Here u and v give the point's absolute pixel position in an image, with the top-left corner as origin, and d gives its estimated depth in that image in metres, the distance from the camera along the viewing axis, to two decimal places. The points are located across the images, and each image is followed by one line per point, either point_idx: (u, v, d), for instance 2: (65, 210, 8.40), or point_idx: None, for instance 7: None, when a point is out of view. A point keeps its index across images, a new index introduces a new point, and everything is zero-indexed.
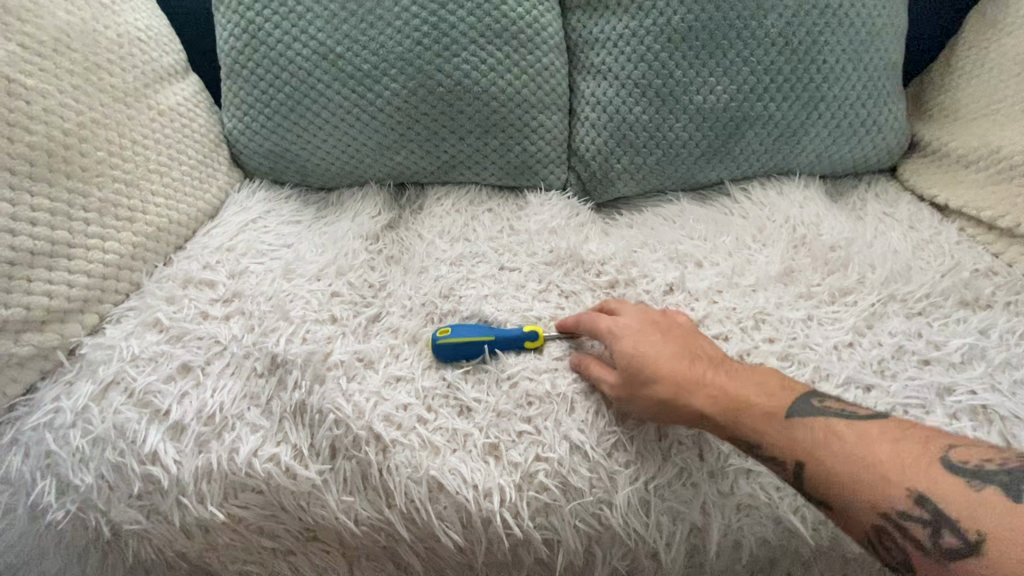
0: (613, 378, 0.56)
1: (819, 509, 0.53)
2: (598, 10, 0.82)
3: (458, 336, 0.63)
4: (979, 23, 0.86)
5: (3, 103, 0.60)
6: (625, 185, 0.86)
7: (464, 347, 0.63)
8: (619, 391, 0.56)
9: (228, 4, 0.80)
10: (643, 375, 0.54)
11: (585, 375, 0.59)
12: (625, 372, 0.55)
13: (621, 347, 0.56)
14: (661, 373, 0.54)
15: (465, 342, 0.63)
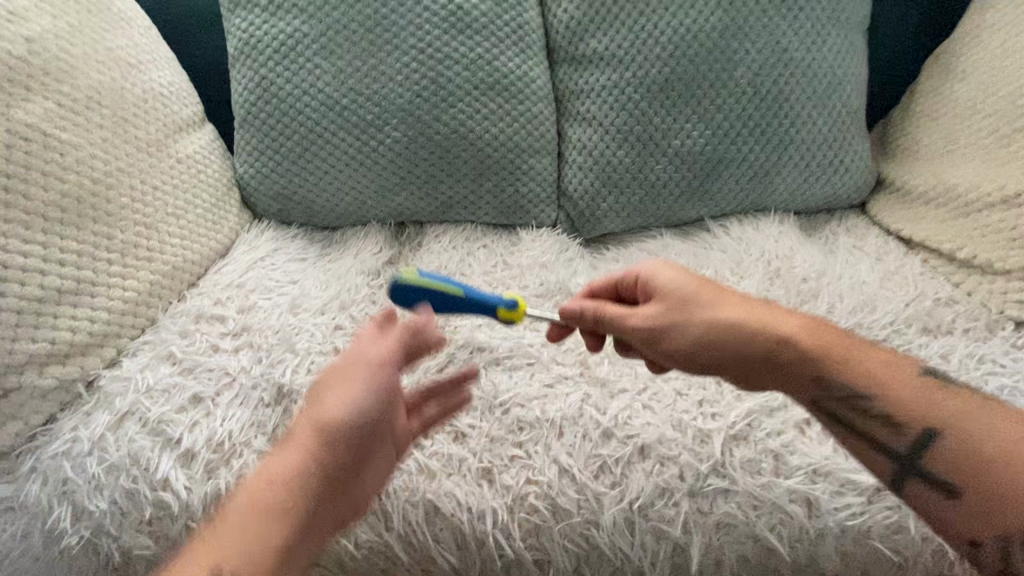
0: (653, 326, 0.57)
1: (794, 527, 0.57)
2: (582, 64, 0.89)
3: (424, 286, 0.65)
4: (931, 70, 0.93)
5: (39, 156, 0.66)
6: (611, 223, 0.91)
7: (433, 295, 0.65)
8: (659, 340, 0.57)
9: (243, 61, 0.87)
10: (697, 327, 0.55)
11: (602, 322, 0.59)
12: (680, 321, 0.56)
13: (676, 300, 0.57)
14: (725, 324, 0.55)
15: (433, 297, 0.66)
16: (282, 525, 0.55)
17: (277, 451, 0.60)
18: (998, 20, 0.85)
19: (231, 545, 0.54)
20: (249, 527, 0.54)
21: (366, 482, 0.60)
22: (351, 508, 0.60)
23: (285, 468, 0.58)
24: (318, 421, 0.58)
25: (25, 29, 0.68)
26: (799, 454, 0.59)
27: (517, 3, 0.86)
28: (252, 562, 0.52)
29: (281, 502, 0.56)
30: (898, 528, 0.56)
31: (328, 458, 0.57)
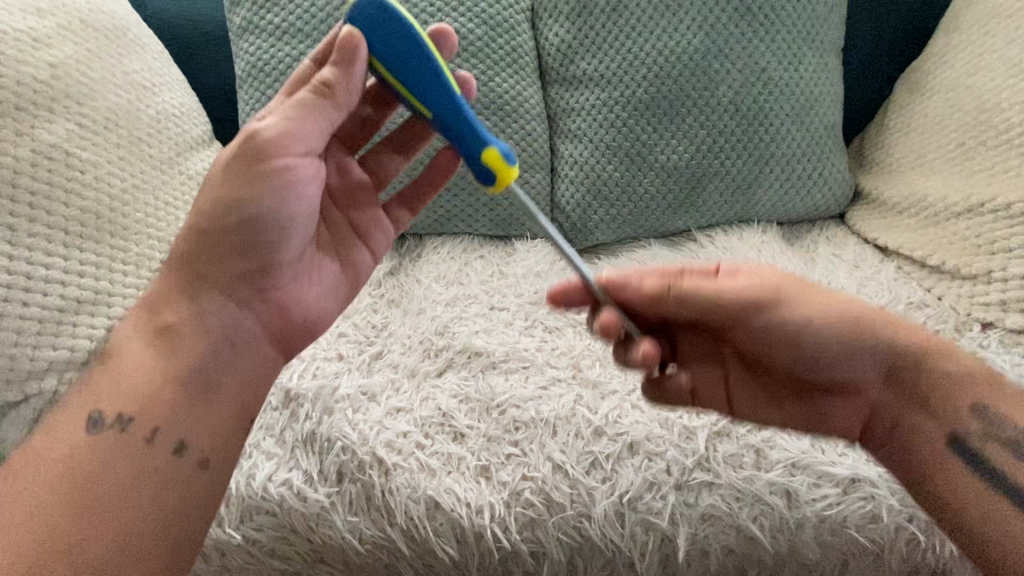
0: (730, 299, 0.56)
1: (775, 517, 0.60)
2: (572, 84, 0.94)
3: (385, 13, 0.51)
4: (902, 88, 0.98)
5: (61, 174, 0.70)
6: (602, 234, 0.95)
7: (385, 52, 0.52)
8: (727, 297, 0.56)
9: (250, 83, 0.92)
10: (770, 292, 0.56)
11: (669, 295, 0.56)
12: (752, 292, 0.56)
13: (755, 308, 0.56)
14: (796, 320, 0.56)
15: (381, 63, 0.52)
16: (180, 357, 0.59)
17: (173, 270, 0.62)
18: (961, 43, 0.90)
19: (153, 359, 0.59)
20: (154, 355, 0.59)
21: (301, 300, 0.63)
22: (284, 337, 0.63)
23: (171, 289, 0.62)
24: (227, 210, 0.57)
25: (47, 55, 0.72)
26: (778, 448, 0.63)
27: (511, 27, 0.91)
28: (133, 383, 0.58)
29: (169, 321, 0.60)
30: (873, 517, 0.60)
31: (240, 259, 0.59)
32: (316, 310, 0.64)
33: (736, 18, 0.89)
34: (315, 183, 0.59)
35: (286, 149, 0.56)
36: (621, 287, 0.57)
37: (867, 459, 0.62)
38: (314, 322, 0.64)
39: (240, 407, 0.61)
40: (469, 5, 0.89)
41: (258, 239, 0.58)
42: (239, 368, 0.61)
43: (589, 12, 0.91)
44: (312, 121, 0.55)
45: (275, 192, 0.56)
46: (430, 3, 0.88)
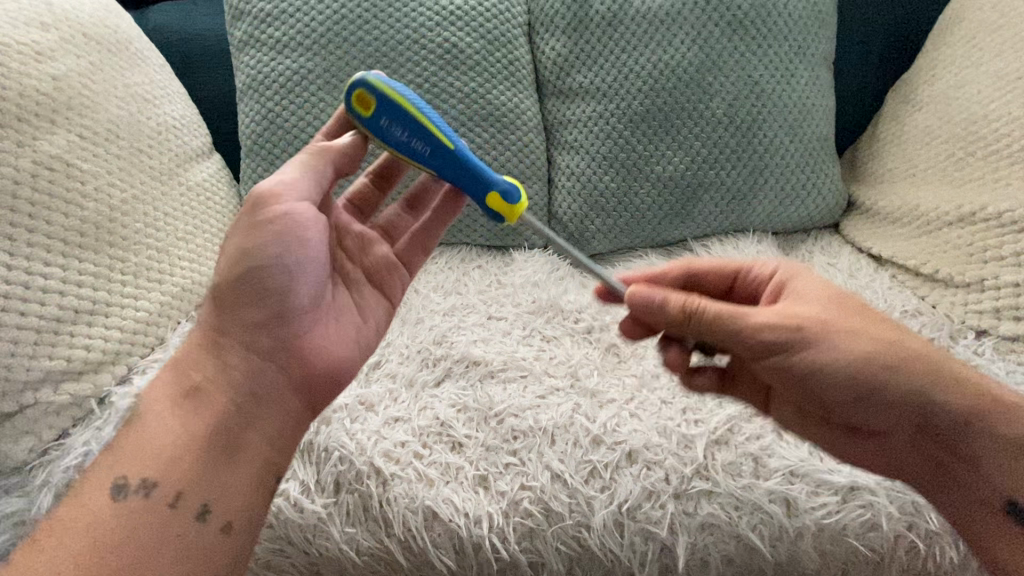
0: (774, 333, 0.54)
1: (774, 526, 0.60)
2: (569, 97, 0.96)
3: (382, 104, 0.57)
4: (893, 100, 1.00)
5: (62, 185, 0.71)
6: (599, 244, 0.96)
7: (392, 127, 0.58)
8: (770, 327, 0.54)
9: (251, 95, 0.93)
10: (820, 334, 0.54)
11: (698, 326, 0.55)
12: (797, 333, 0.54)
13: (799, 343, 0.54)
14: (840, 363, 0.54)
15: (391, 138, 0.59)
16: (203, 415, 0.59)
17: (199, 332, 0.62)
18: (949, 57, 0.92)
19: (178, 418, 0.59)
20: (181, 418, 0.58)
21: (327, 349, 0.63)
22: (311, 391, 0.62)
23: (195, 352, 0.61)
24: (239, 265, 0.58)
25: (50, 68, 0.73)
26: (777, 456, 0.63)
27: (508, 41, 0.93)
28: (159, 442, 0.57)
29: (191, 384, 0.60)
30: (873, 526, 0.60)
31: (256, 312, 0.60)
32: (339, 357, 0.63)
33: (730, 33, 0.91)
34: (318, 238, 0.60)
35: (289, 203, 0.59)
36: (649, 308, 0.57)
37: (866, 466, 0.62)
38: (339, 369, 0.63)
39: (267, 459, 0.60)
40: (467, 19, 0.91)
41: (271, 294, 0.59)
42: (262, 418, 0.60)
43: (585, 27, 0.92)
44: (311, 177, 0.61)
45: (279, 244, 0.58)
46: (429, 17, 0.90)
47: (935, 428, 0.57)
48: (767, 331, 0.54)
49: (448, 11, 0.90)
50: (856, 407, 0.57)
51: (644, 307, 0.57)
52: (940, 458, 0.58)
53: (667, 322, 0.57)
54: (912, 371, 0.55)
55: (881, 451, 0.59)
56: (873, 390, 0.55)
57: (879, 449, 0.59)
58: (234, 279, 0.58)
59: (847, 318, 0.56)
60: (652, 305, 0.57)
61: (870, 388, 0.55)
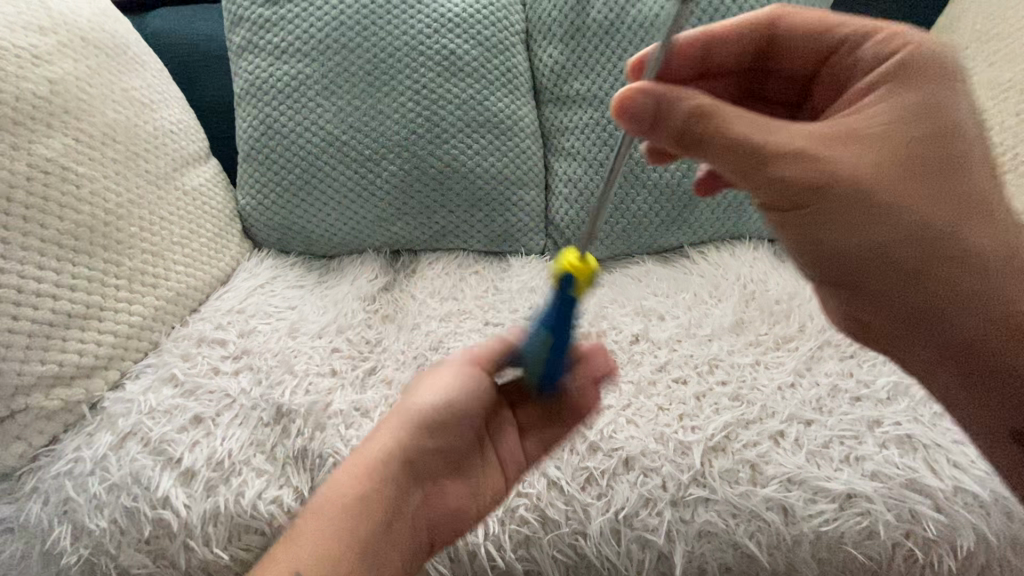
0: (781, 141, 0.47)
1: (772, 534, 0.60)
2: (566, 104, 0.96)
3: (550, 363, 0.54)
4: None
5: (56, 188, 0.70)
6: (597, 250, 0.95)
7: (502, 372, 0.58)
8: (783, 154, 0.47)
9: (248, 100, 0.93)
10: (839, 148, 0.48)
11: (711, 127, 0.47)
12: (811, 159, 0.47)
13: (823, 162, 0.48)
14: (856, 160, 0.48)
15: (531, 382, 0.57)
16: (357, 532, 0.54)
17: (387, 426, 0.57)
18: None
19: (335, 526, 0.54)
20: (339, 526, 0.54)
21: (453, 493, 0.59)
22: (438, 512, 0.58)
23: (381, 452, 0.56)
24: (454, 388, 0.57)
25: (47, 71, 0.73)
26: (774, 464, 0.62)
27: (506, 48, 0.93)
28: (318, 552, 0.53)
29: (360, 491, 0.55)
30: (870, 533, 0.59)
31: (429, 439, 0.57)
32: (462, 508, 0.59)
33: None
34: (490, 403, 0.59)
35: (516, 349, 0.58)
36: (644, 116, 0.48)
37: (864, 474, 0.61)
38: (461, 519, 0.59)
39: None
40: (465, 26, 0.91)
41: (438, 428, 0.57)
42: (390, 558, 0.55)
43: (582, 35, 0.93)
44: (449, 369, 0.58)
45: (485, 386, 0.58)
46: (427, 24, 0.90)
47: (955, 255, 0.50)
48: (781, 162, 0.47)
49: (446, 18, 0.91)
50: (880, 228, 0.49)
51: (633, 105, 0.48)
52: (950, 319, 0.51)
53: (666, 127, 0.49)
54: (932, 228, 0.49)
55: (894, 292, 0.51)
56: (883, 203, 0.48)
57: (877, 284, 0.51)
58: (422, 405, 0.56)
59: (885, 153, 0.49)
60: (639, 135, 0.49)
61: (885, 201, 0.49)
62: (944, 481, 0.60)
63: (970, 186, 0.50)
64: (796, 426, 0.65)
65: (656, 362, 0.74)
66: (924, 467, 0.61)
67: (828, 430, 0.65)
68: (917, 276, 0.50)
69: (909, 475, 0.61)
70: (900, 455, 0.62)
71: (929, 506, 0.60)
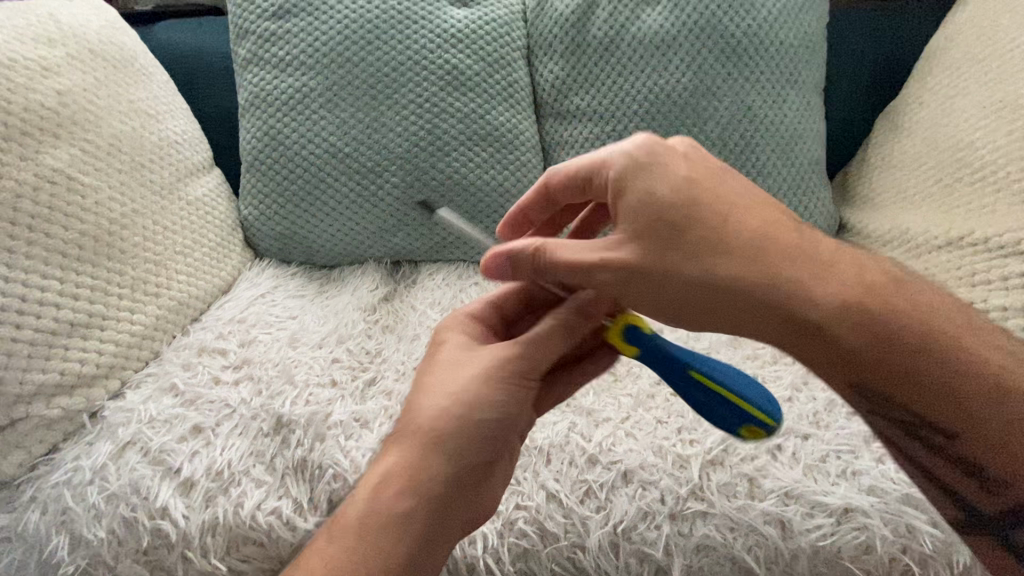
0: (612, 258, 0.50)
1: (770, 548, 0.60)
2: (566, 118, 0.97)
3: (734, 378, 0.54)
4: (882, 128, 1.03)
5: (63, 198, 0.71)
6: None
7: (711, 395, 0.54)
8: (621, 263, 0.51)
9: (253, 112, 0.94)
10: (632, 245, 0.50)
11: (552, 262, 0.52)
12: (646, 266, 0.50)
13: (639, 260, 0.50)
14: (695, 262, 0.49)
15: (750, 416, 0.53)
16: (374, 561, 0.51)
17: (402, 446, 0.54)
18: (936, 86, 0.95)
19: (349, 545, 0.51)
20: (354, 547, 0.51)
21: (487, 500, 0.57)
22: (470, 519, 0.56)
23: (394, 474, 0.53)
24: (472, 406, 0.53)
25: (55, 83, 0.74)
26: (772, 477, 0.63)
27: (507, 64, 0.95)
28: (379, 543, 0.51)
29: (381, 514, 0.52)
30: (868, 548, 0.60)
31: (461, 459, 0.53)
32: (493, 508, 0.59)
33: (724, 59, 0.92)
34: (519, 413, 0.55)
35: (528, 360, 0.54)
36: (501, 268, 0.55)
37: (860, 488, 0.62)
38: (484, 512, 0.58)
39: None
40: (468, 42, 0.93)
41: (468, 451, 0.54)
42: (454, 527, 0.54)
43: (583, 51, 0.95)
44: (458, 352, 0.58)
45: (506, 406, 0.54)
46: (431, 39, 0.92)
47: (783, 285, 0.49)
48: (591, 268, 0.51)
49: (448, 33, 0.92)
50: (731, 302, 0.49)
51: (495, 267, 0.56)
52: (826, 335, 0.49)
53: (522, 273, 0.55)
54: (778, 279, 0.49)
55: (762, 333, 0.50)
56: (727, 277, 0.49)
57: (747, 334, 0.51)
58: (458, 422, 0.53)
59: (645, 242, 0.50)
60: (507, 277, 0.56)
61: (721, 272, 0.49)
62: None
63: (792, 234, 0.50)
64: (794, 440, 0.66)
65: (655, 375, 0.75)
66: None
67: (825, 444, 0.65)
68: (785, 321, 0.49)
69: (905, 490, 0.61)
70: (897, 470, 0.63)
71: (927, 521, 0.60)
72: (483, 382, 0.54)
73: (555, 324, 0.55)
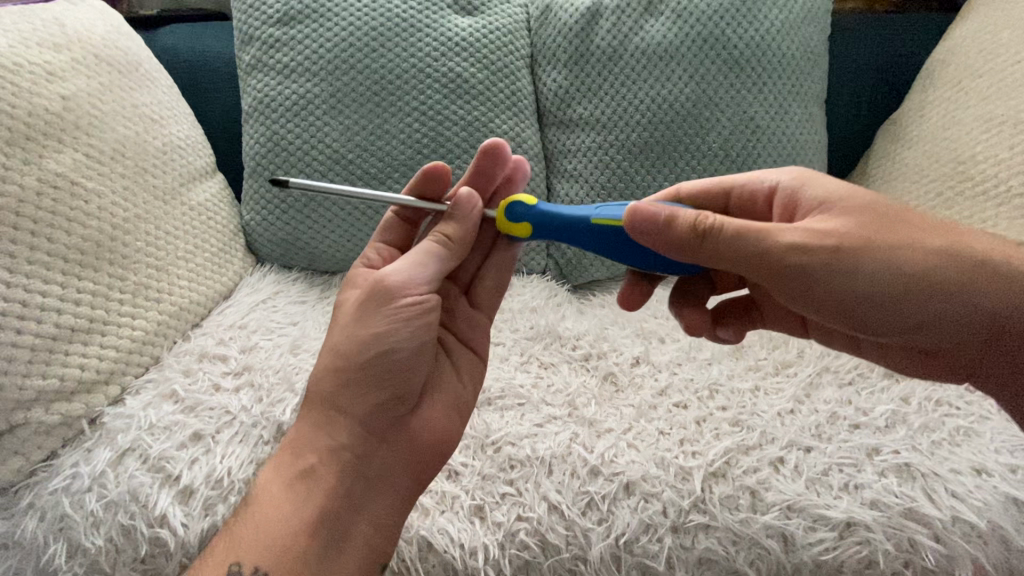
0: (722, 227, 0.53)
1: (771, 562, 0.60)
2: (569, 127, 0.98)
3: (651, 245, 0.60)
4: (883, 140, 1.03)
5: (65, 203, 0.71)
6: (597, 271, 0.96)
7: (622, 232, 0.58)
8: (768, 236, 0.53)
9: (256, 117, 0.94)
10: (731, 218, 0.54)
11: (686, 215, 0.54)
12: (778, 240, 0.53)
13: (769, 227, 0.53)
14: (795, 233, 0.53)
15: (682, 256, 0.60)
16: (317, 500, 0.60)
17: (308, 409, 0.64)
18: (937, 100, 0.95)
19: (289, 494, 0.61)
20: (291, 489, 0.61)
21: (432, 421, 0.65)
22: (417, 442, 0.64)
23: (309, 428, 0.63)
24: (353, 352, 0.61)
25: (60, 88, 0.74)
26: (774, 490, 0.63)
27: (511, 72, 0.95)
28: (310, 478, 0.61)
29: (305, 463, 0.62)
30: (870, 563, 0.60)
31: (372, 393, 0.62)
32: (445, 430, 0.66)
33: (726, 70, 0.93)
34: (428, 333, 0.62)
35: (406, 292, 0.61)
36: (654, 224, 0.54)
37: (863, 502, 0.62)
38: (446, 443, 0.65)
39: (376, 542, 0.60)
40: (472, 50, 0.93)
41: (392, 375, 0.62)
42: (386, 462, 0.63)
43: (586, 61, 0.95)
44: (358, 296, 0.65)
45: (399, 334, 0.61)
46: (435, 47, 0.92)
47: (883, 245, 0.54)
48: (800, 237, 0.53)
49: (453, 42, 0.93)
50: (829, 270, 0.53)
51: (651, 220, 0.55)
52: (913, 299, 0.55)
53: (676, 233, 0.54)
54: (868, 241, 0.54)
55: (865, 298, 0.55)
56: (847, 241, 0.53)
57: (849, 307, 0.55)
58: (344, 369, 0.61)
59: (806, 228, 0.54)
60: (647, 238, 0.55)
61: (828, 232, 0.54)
62: (942, 511, 0.61)
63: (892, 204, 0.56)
64: (796, 453, 0.66)
65: (657, 386, 0.74)
66: (923, 496, 0.62)
67: (827, 457, 0.65)
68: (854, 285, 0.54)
69: (907, 504, 0.61)
70: (899, 484, 0.63)
71: (929, 536, 0.60)
72: (366, 323, 0.60)
73: (418, 254, 0.62)
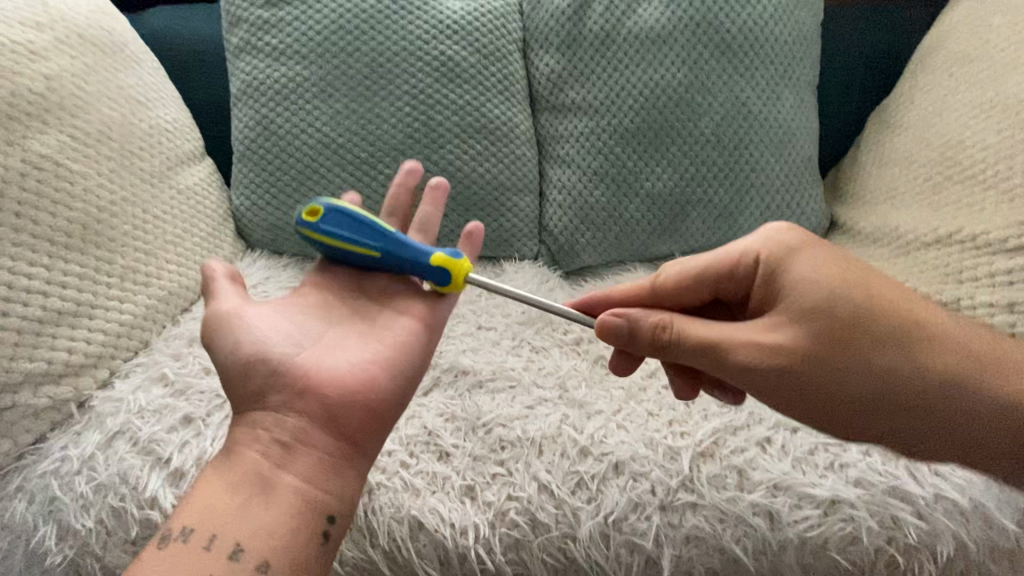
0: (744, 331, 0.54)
1: (757, 539, 0.61)
2: (561, 112, 0.97)
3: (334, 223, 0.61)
4: (873, 125, 1.01)
5: (51, 184, 0.70)
6: (590, 257, 0.96)
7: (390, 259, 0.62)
8: (792, 360, 0.52)
9: (246, 101, 0.93)
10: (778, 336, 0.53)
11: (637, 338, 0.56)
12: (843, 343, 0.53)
13: (816, 353, 0.52)
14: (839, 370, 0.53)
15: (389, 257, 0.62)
16: (239, 466, 0.54)
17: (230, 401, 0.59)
18: (926, 86, 0.93)
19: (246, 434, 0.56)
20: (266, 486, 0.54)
21: (332, 378, 0.57)
22: (347, 425, 0.56)
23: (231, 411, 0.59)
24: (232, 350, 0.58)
25: (44, 67, 0.73)
26: (760, 469, 0.64)
27: (503, 56, 0.94)
28: (204, 493, 0.53)
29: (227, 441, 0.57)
30: (853, 539, 0.61)
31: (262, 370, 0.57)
32: (385, 387, 0.58)
33: (719, 55, 0.91)
34: (283, 342, 0.59)
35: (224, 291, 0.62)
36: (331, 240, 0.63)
37: (847, 480, 0.63)
38: (370, 394, 0.57)
39: (309, 495, 0.54)
40: (463, 34, 0.92)
41: (232, 376, 0.58)
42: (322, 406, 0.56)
43: (578, 45, 0.94)
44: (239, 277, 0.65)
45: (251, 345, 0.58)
46: (427, 30, 0.91)
47: (940, 343, 0.56)
48: (844, 261, 0.55)
49: (444, 24, 0.92)
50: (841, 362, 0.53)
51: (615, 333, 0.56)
52: (973, 380, 0.56)
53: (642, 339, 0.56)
54: (909, 300, 0.56)
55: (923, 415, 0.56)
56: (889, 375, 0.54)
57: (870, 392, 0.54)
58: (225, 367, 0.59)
59: (826, 322, 0.52)
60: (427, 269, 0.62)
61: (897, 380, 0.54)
62: (924, 488, 0.62)
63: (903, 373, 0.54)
64: (783, 433, 0.67)
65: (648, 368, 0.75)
66: (906, 474, 0.63)
67: (814, 437, 0.66)
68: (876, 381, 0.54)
69: (890, 482, 0.62)
70: (883, 463, 0.64)
71: (912, 513, 0.61)
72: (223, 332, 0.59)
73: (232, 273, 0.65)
